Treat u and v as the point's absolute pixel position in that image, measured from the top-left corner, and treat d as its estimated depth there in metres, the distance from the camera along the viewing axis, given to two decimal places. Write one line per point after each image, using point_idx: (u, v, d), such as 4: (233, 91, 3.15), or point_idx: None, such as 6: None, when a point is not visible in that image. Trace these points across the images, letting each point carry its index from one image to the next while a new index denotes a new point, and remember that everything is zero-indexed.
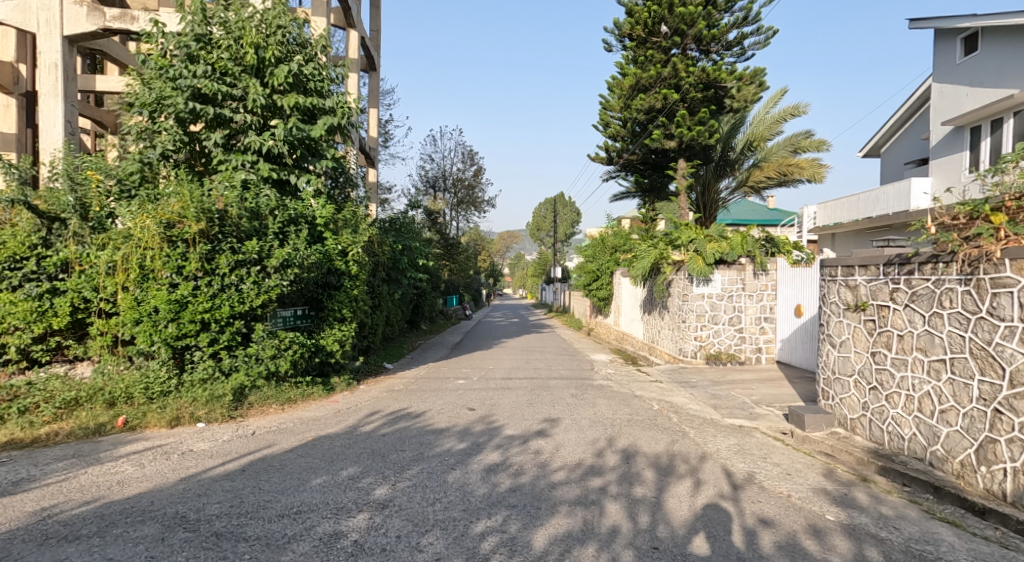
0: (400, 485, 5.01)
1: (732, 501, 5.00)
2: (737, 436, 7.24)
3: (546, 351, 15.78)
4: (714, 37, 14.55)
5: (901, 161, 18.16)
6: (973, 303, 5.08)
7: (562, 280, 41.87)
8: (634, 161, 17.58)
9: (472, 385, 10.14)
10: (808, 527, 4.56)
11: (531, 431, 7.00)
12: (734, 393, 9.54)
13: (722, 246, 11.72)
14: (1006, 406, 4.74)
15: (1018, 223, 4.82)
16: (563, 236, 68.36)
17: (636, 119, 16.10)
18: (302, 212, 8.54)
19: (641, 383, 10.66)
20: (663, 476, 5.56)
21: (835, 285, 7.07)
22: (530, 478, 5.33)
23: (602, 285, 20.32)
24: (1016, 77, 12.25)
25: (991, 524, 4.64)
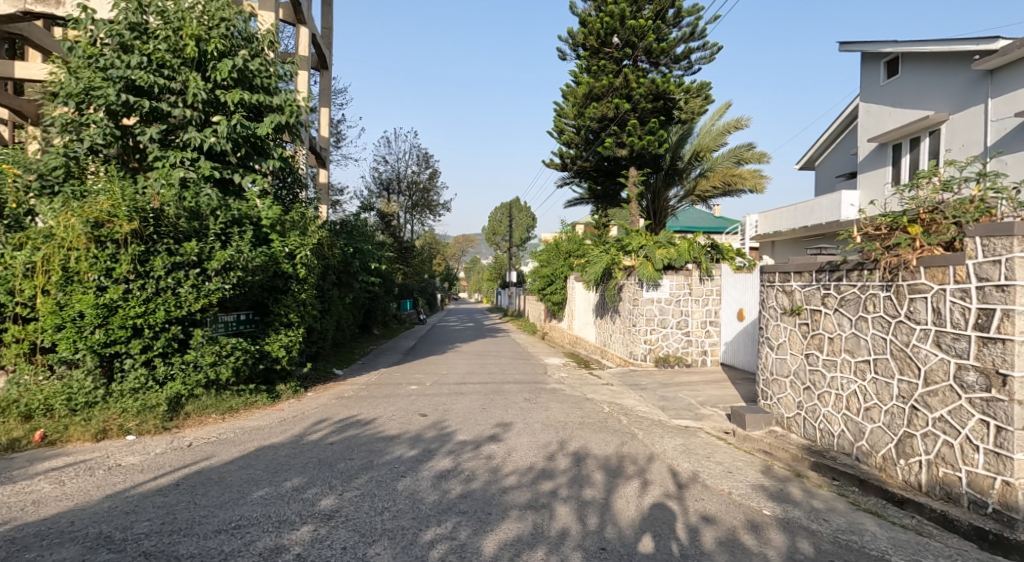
0: (347, 495, 5.06)
1: (677, 500, 5.26)
2: (683, 437, 7.56)
3: (500, 355, 15.89)
4: (663, 50, 15.11)
5: (833, 174, 19.16)
6: (893, 308, 5.51)
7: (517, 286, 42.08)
8: (587, 167, 17.90)
9: (424, 391, 10.17)
10: (747, 523, 4.85)
11: (484, 436, 7.13)
12: (681, 395, 9.91)
13: (670, 252, 12.14)
14: (922, 403, 5.16)
15: (933, 233, 5.14)
16: (519, 242, 68.68)
17: (590, 127, 16.46)
18: (246, 213, 8.43)
19: (593, 387, 10.92)
20: (612, 477, 5.79)
21: (773, 290, 7.49)
22: (482, 484, 5.46)
23: (556, 289, 20.56)
24: (931, 98, 13.14)
25: (909, 513, 5.03)
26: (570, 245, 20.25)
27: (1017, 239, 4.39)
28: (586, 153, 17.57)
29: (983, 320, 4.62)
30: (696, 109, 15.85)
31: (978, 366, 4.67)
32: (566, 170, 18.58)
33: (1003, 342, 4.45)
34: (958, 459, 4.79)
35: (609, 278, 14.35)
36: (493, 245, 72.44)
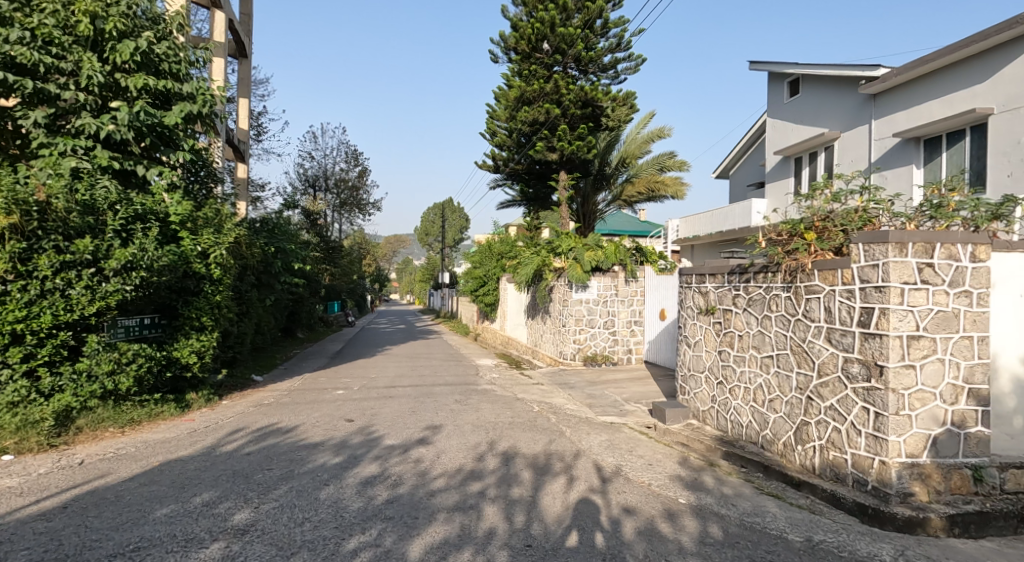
0: (264, 508, 5.05)
1: (601, 494, 5.59)
2: (608, 432, 7.95)
3: (432, 358, 15.96)
4: (591, 59, 15.64)
5: (744, 183, 20.42)
6: (793, 307, 6.03)
7: (449, 288, 42.06)
8: (519, 170, 18.26)
9: (351, 395, 10.14)
10: (664, 512, 5.21)
11: (413, 439, 7.25)
12: (608, 392, 10.36)
13: (598, 254, 12.59)
14: (816, 393, 5.66)
15: (825, 240, 5.71)
16: (451, 243, 68.48)
17: (521, 130, 16.84)
18: (151, 208, 7.93)
19: (524, 387, 11.21)
20: (540, 475, 6.06)
21: (690, 291, 8.01)
22: (409, 488, 5.59)
23: (488, 291, 20.77)
24: (828, 116, 14.24)
25: (805, 494, 5.50)
26: (503, 247, 20.53)
27: (892, 245, 4.84)
28: (518, 156, 17.90)
29: (864, 317, 5.06)
30: (622, 117, 16.44)
31: (861, 358, 5.12)
32: (499, 172, 18.85)
33: (880, 337, 4.90)
34: (844, 443, 5.28)
35: (539, 280, 14.71)
36: (426, 246, 71.89)
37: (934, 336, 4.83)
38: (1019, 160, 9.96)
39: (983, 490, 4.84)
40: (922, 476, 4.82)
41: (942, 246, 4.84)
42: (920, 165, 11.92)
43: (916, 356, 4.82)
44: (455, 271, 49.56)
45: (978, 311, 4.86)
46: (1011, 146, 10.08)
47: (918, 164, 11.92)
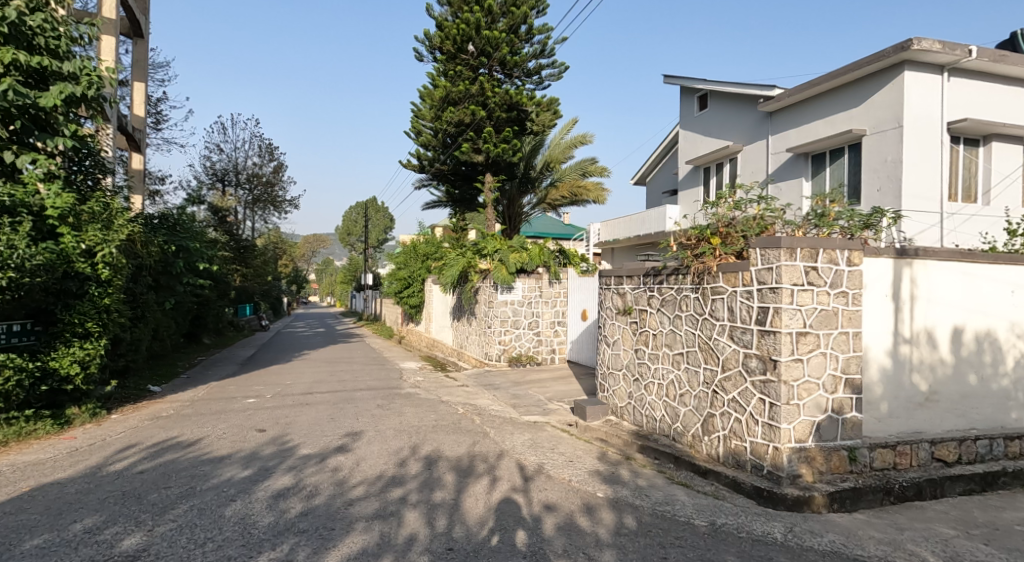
0: (159, 530, 4.73)
1: (523, 493, 5.75)
2: (531, 431, 8.20)
3: (353, 362, 15.73)
4: (515, 63, 16.00)
5: (659, 190, 21.44)
6: (700, 307, 6.48)
7: (373, 290, 41.40)
8: (445, 171, 18.31)
9: (264, 404, 9.88)
10: (583, 506, 5.42)
11: (331, 448, 7.17)
12: (532, 392, 10.65)
13: (523, 256, 12.86)
14: (720, 387, 6.12)
15: (728, 244, 6.17)
16: (375, 243, 67.17)
17: (447, 131, 16.90)
18: (22, 201, 7.33)
19: (448, 389, 11.32)
20: (462, 478, 6.17)
21: (609, 293, 8.40)
22: (325, 499, 5.48)
23: (413, 293, 20.66)
24: (734, 129, 15.22)
25: (710, 481, 5.92)
26: (429, 247, 20.07)
27: (783, 250, 5.33)
28: (444, 156, 17.95)
29: (760, 316, 5.54)
30: (546, 122, 17.11)
31: (758, 354, 5.59)
32: (424, 172, 18.78)
33: (773, 335, 5.38)
34: (744, 432, 5.75)
35: (464, 282, 14.82)
36: (347, 246, 70.16)
37: (818, 332, 5.37)
38: (886, 177, 11.27)
39: (857, 468, 5.43)
40: (808, 459, 5.34)
41: (824, 251, 5.39)
42: (809, 178, 13.07)
43: (804, 351, 5.33)
44: (378, 272, 48.71)
45: (853, 309, 5.44)
46: (880, 164, 11.37)
47: (807, 177, 13.07)
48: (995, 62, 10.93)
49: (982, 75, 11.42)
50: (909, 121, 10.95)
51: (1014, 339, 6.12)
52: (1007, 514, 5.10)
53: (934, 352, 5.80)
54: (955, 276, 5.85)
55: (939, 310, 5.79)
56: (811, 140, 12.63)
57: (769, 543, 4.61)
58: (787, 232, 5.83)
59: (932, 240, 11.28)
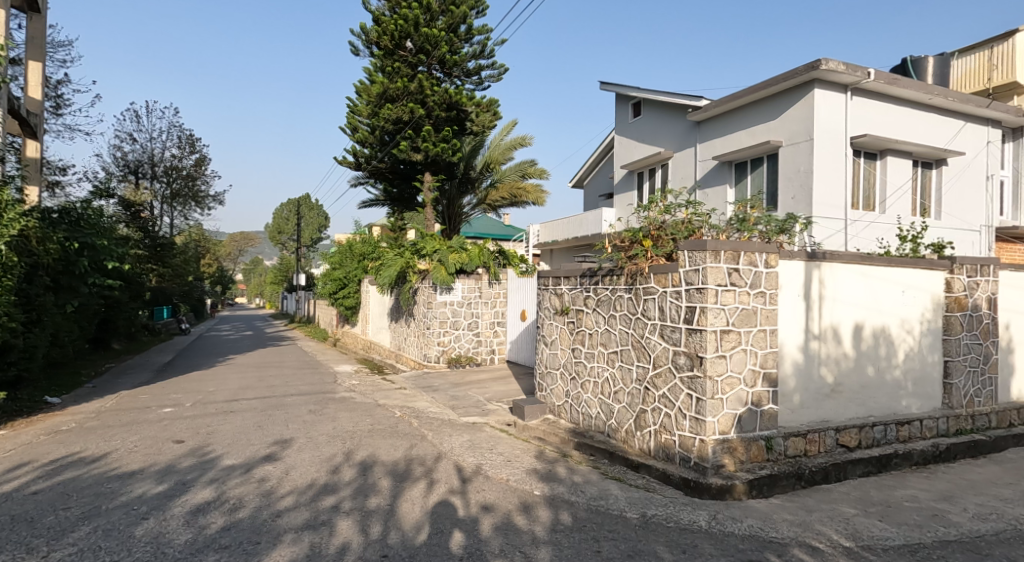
0: (58, 556, 4.37)
1: (460, 495, 5.75)
2: (469, 433, 8.26)
3: (283, 366, 15.31)
4: (455, 62, 16.07)
5: (596, 194, 21.99)
6: (633, 307, 6.73)
7: (304, 291, 40.29)
8: (382, 169, 18.06)
9: (182, 413, 9.50)
10: (520, 505, 5.48)
11: (257, 457, 6.92)
12: (471, 393, 10.72)
13: (462, 257, 12.90)
14: (652, 384, 6.40)
15: (659, 247, 6.43)
16: (307, 242, 65.27)
17: (384, 128, 16.68)
18: None
19: (385, 392, 11.24)
20: (398, 482, 6.11)
21: (547, 293, 8.58)
22: (250, 511, 5.24)
23: (349, 293, 20.26)
24: (665, 136, 15.80)
25: (642, 475, 6.16)
26: (365, 247, 19.37)
27: (708, 253, 5.65)
28: (381, 154, 17.63)
29: (687, 315, 5.83)
30: (485, 122, 17.25)
31: (686, 351, 5.88)
32: (361, 169, 18.43)
33: (699, 332, 5.68)
34: (673, 426, 6.04)
35: (403, 282, 14.72)
36: (277, 244, 67.80)
37: (739, 330, 5.72)
38: (799, 185, 12.08)
39: (773, 456, 5.82)
40: (730, 449, 5.68)
41: (745, 254, 5.74)
42: (733, 184, 13.77)
43: (727, 348, 5.66)
44: (310, 272, 47.35)
45: (770, 308, 5.83)
46: (794, 172, 12.16)
47: (731, 184, 13.76)
48: (890, 84, 11.94)
49: (882, 94, 12.44)
50: (820, 135, 11.77)
51: (905, 334, 6.70)
52: (900, 492, 5.61)
53: (839, 346, 6.29)
54: (856, 278, 6.36)
55: (843, 308, 6.28)
56: (735, 149, 13.30)
57: (695, 531, 4.87)
58: (712, 236, 6.16)
59: (837, 244, 12.27)
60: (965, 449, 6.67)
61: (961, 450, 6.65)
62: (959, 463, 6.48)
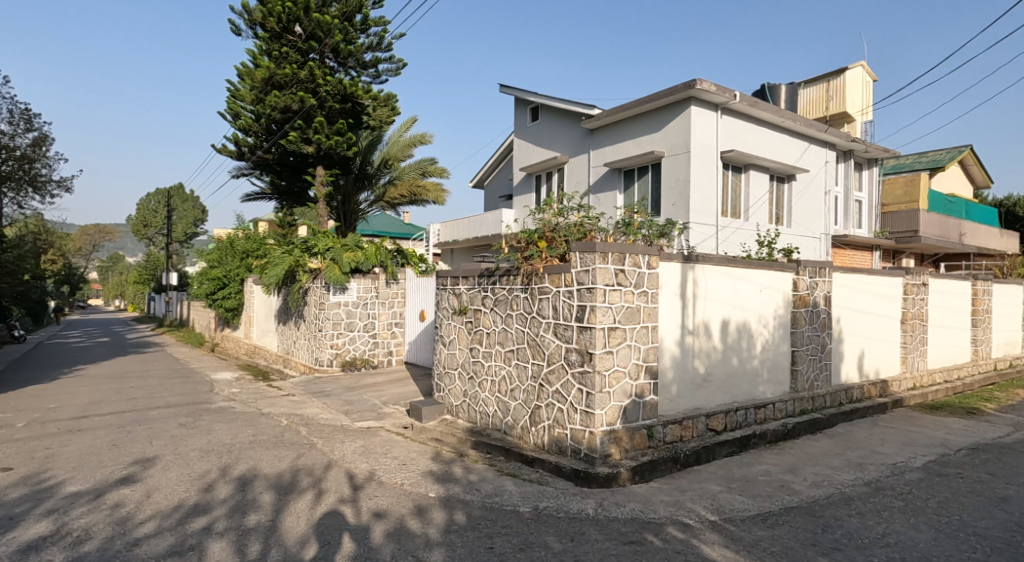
0: None
1: (351, 504, 5.62)
2: (363, 438, 8.06)
3: (148, 377, 14.02)
4: (350, 52, 15.71)
5: (496, 195, 22.32)
6: (528, 306, 6.95)
7: (174, 291, 37.13)
8: (269, 160, 17.26)
9: (18, 435, 8.42)
10: (414, 509, 5.48)
11: (111, 481, 6.24)
12: (366, 397, 10.51)
13: (358, 256, 12.66)
14: (546, 380, 6.66)
15: (553, 248, 6.69)
16: (178, 237, 60.04)
17: (271, 117, 15.82)
18: None
19: (270, 400, 10.73)
20: (282, 495, 5.82)
21: (445, 293, 8.65)
22: (101, 543, 4.74)
23: (229, 293, 18.60)
24: (561, 141, 16.38)
25: (536, 469, 6.38)
26: (249, 244, 18.56)
27: (597, 254, 5.99)
28: (268, 144, 16.83)
29: (579, 313, 6.14)
30: (382, 117, 16.84)
31: (577, 347, 6.19)
32: (244, 160, 17.51)
33: (589, 329, 6.01)
34: (565, 420, 6.32)
35: (292, 281, 14.03)
36: (141, 238, 61.84)
37: (625, 327, 6.11)
38: (679, 193, 13.00)
39: (654, 443, 6.28)
40: (616, 439, 6.06)
41: (630, 256, 6.15)
42: (622, 190, 14.53)
43: (614, 344, 6.04)
44: (180, 271, 43.73)
45: (651, 306, 6.29)
46: (674, 182, 13.08)
47: (620, 190, 14.52)
48: (752, 105, 13.21)
49: (751, 114, 13.70)
50: (697, 148, 12.77)
51: (762, 328, 7.45)
52: (756, 468, 6.26)
53: (709, 340, 6.89)
54: (723, 278, 6.99)
55: (712, 306, 6.89)
56: (624, 157, 14.05)
57: (583, 519, 5.16)
58: (602, 238, 6.51)
59: (710, 248, 13.35)
60: (809, 427, 7.52)
61: (805, 428, 7.49)
62: (804, 439, 7.31)
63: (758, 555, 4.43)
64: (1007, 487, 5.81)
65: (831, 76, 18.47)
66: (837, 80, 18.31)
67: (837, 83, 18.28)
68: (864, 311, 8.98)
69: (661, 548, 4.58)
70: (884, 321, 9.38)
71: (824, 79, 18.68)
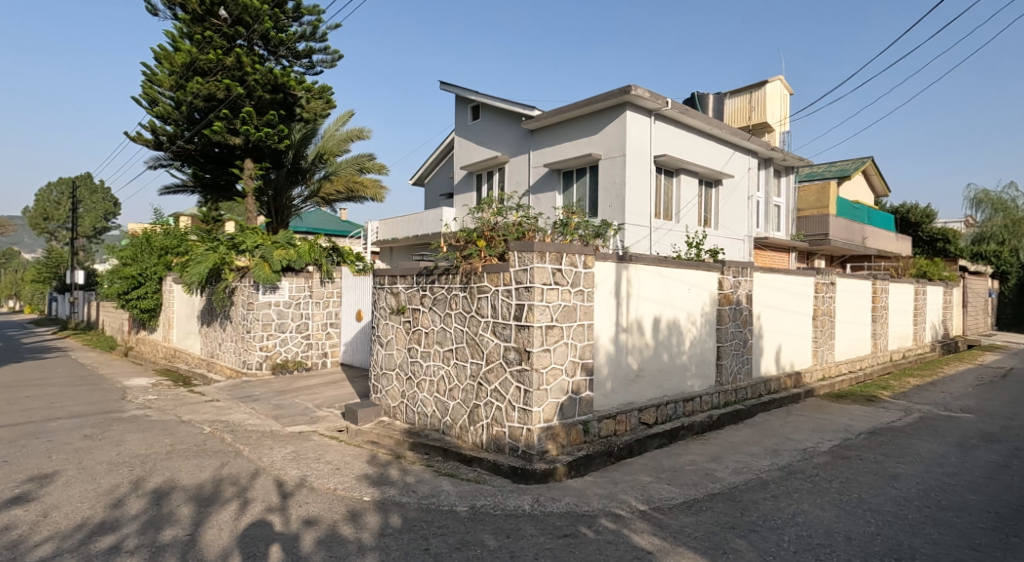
0: None
1: (279, 512, 5.48)
2: (295, 443, 7.83)
3: (49, 386, 12.95)
4: (281, 41, 15.29)
5: (436, 193, 22.20)
6: (467, 305, 6.98)
7: (80, 291, 34.49)
8: (191, 151, 16.48)
9: None
10: (346, 515, 5.41)
11: (2, 501, 5.77)
12: (297, 400, 10.20)
13: (290, 254, 12.24)
14: (485, 379, 6.71)
15: (492, 248, 6.74)
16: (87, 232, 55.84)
17: (193, 104, 15.14)
18: None
19: (192, 406, 10.20)
20: (202, 507, 5.59)
21: (383, 292, 8.56)
22: None
23: (146, 294, 16.86)
24: (501, 140, 16.48)
25: (474, 468, 6.41)
26: (168, 240, 17.38)
27: (535, 254, 6.09)
28: (189, 134, 16.03)
29: (517, 312, 6.23)
30: (317, 110, 16.53)
31: (516, 346, 6.27)
32: (162, 150, 16.73)
33: (528, 327, 6.10)
34: (503, 418, 6.40)
35: (218, 281, 13.19)
36: (43, 233, 57.29)
37: (562, 325, 6.25)
38: (616, 195, 13.34)
39: (589, 438, 6.45)
40: (553, 435, 6.19)
41: (567, 256, 6.29)
42: (561, 191, 14.78)
43: (551, 342, 6.16)
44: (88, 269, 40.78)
45: (587, 304, 6.46)
46: (611, 184, 13.41)
47: (559, 191, 14.76)
48: (683, 113, 13.74)
49: (683, 121, 14.25)
50: (632, 152, 13.16)
51: (690, 325, 7.77)
52: (684, 458, 6.55)
53: (642, 337, 7.14)
54: (654, 277, 7.26)
55: (645, 304, 7.15)
56: (563, 159, 14.28)
57: (519, 515, 5.25)
58: (540, 238, 6.62)
59: (643, 248, 13.77)
60: (732, 417, 7.92)
61: (728, 419, 7.88)
62: (727, 429, 7.68)
63: (683, 540, 4.65)
64: (897, 465, 6.34)
65: (753, 89, 19.47)
66: (758, 93, 19.34)
67: (758, 96, 19.30)
68: (782, 309, 9.53)
69: (593, 539, 4.73)
70: (799, 318, 9.97)
71: (747, 91, 19.65)
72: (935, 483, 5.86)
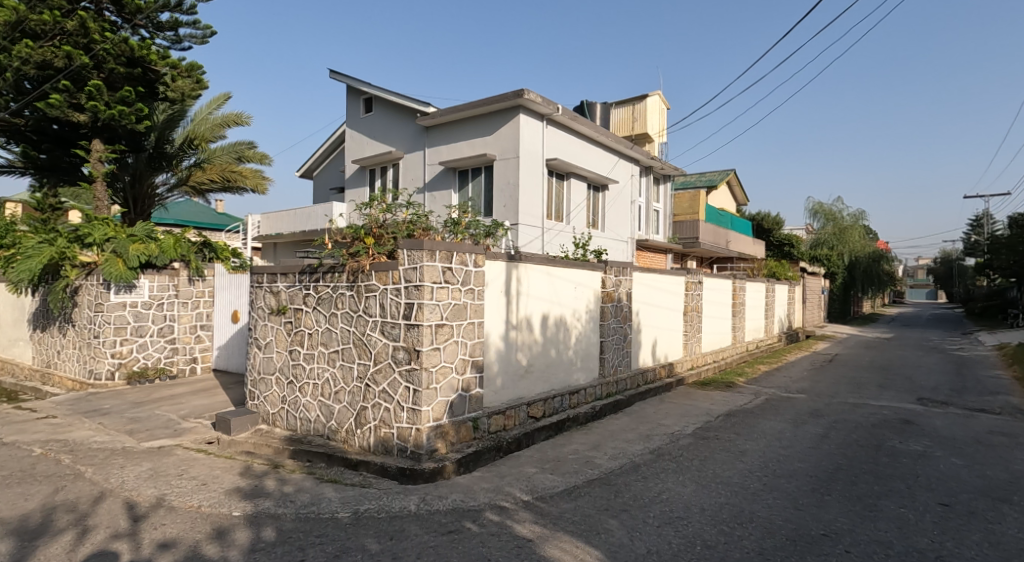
0: None
1: (128, 538, 4.95)
2: (152, 460, 7.08)
3: None
4: (137, 8, 13.57)
5: (326, 187, 21.12)
6: (354, 305, 6.74)
7: None
8: (19, 124, 14.34)
9: None
10: (211, 533, 5.02)
11: None
12: (157, 412, 9.22)
13: (149, 248, 11.03)
14: (372, 380, 6.53)
15: (380, 245, 6.57)
16: None
17: (23, 73, 13.04)
18: None
19: (21, 425, 8.82)
20: (28, 541, 4.90)
21: (261, 291, 7.98)
22: None
23: None
24: (392, 136, 16.12)
25: (359, 473, 6.22)
26: None
27: (425, 252, 6.04)
28: (16, 106, 13.98)
29: (406, 311, 6.13)
30: (184, 89, 14.31)
31: (405, 345, 6.18)
32: None
33: (416, 327, 6.03)
34: (391, 420, 6.27)
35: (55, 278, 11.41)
36: None
37: (452, 323, 6.26)
38: (509, 196, 13.57)
39: (478, 435, 6.54)
40: (442, 434, 6.18)
41: (457, 255, 6.31)
42: (456, 190, 14.73)
43: (441, 341, 6.14)
44: None
45: (477, 303, 6.53)
46: (505, 185, 13.62)
47: (455, 189, 14.69)
48: (572, 119, 14.26)
49: (569, 126, 14.79)
50: (524, 154, 13.47)
51: (576, 321, 8.12)
52: (568, 448, 6.86)
53: (531, 334, 7.36)
54: (542, 276, 7.51)
55: (534, 302, 7.36)
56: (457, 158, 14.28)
57: (404, 516, 5.19)
58: (431, 236, 6.57)
59: (536, 248, 14.14)
60: (612, 407, 8.41)
61: (609, 409, 8.36)
62: (608, 419, 8.14)
63: (562, 526, 4.88)
64: (746, 442, 7.13)
65: (635, 101, 20.65)
66: (640, 105, 20.56)
67: (641, 107, 20.53)
68: (659, 307, 10.32)
69: (476, 533, 4.81)
70: (673, 314, 10.84)
71: (630, 102, 20.79)
72: (775, 455, 6.67)
